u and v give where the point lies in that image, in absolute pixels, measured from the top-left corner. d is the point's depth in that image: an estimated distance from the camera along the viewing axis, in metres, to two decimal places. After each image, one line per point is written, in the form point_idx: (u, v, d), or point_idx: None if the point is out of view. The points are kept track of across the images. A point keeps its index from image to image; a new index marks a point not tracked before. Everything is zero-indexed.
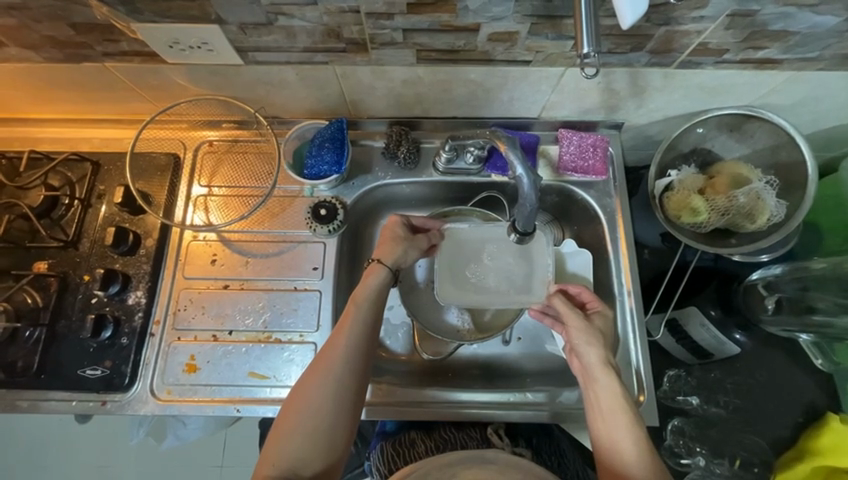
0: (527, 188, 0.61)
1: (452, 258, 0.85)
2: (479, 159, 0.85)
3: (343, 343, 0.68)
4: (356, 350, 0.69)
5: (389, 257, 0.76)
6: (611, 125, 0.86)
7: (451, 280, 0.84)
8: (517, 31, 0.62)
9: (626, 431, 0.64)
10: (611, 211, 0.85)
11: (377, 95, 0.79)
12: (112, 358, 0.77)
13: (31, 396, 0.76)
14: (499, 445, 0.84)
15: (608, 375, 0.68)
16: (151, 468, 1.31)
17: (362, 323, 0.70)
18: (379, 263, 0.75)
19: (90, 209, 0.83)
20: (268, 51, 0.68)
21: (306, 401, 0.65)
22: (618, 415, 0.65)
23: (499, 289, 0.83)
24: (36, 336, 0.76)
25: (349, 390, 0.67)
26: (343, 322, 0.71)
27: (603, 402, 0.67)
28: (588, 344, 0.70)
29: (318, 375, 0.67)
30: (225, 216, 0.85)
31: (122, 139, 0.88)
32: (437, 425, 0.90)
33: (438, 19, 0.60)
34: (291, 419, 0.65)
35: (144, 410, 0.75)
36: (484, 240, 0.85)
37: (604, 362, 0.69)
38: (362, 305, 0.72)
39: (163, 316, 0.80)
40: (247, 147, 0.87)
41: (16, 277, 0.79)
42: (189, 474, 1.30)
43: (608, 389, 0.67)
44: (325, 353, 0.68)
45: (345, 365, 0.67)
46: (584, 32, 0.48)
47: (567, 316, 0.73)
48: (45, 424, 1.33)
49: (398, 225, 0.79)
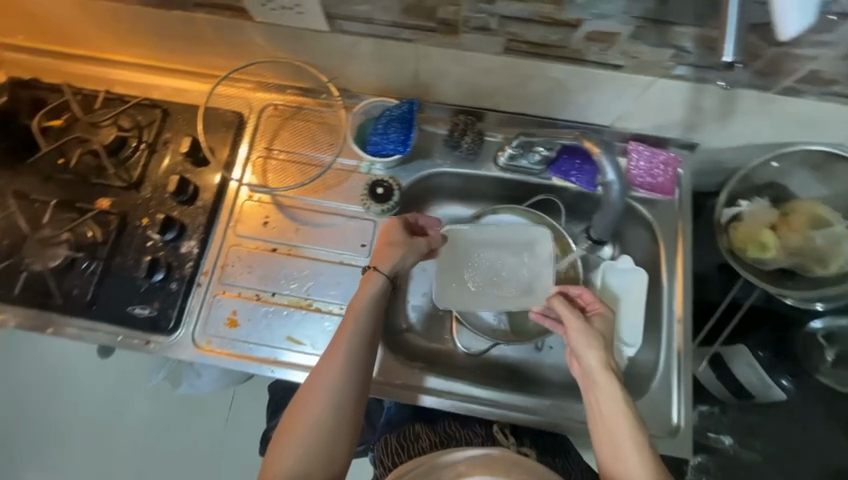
0: (617, 195, 0.72)
1: (453, 257, 0.85)
2: (544, 160, 0.83)
3: (341, 357, 0.68)
4: (355, 360, 0.69)
5: (390, 263, 0.74)
6: (683, 144, 0.82)
7: (452, 280, 0.85)
8: (620, 33, 0.59)
9: (627, 435, 0.62)
10: (668, 233, 0.82)
11: (451, 80, 0.77)
12: (160, 300, 0.79)
13: (80, 325, 0.79)
14: (504, 443, 0.82)
15: (608, 380, 0.66)
16: (162, 410, 1.36)
17: (359, 329, 0.71)
18: (376, 270, 0.74)
19: (154, 155, 0.85)
20: (355, 20, 0.67)
21: (304, 419, 0.66)
22: (619, 420, 0.64)
23: (501, 291, 0.84)
24: (92, 269, 0.79)
25: (346, 403, 0.68)
26: (340, 332, 0.70)
27: (605, 408, 0.65)
28: (588, 348, 0.68)
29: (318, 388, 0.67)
30: (282, 180, 0.86)
31: (191, 90, 0.88)
32: (441, 418, 0.90)
33: (539, 9, 0.58)
34: (288, 436, 0.66)
35: (184, 355, 0.78)
36: (483, 243, 0.86)
37: (604, 366, 0.67)
38: (359, 312, 0.71)
39: (211, 269, 0.82)
40: (310, 116, 0.88)
41: (80, 210, 0.81)
42: (196, 422, 1.36)
43: (608, 394, 0.65)
44: (321, 369, 0.68)
45: (342, 380, 0.68)
46: (730, 39, 0.45)
47: (567, 319, 0.71)
48: (70, 350, 1.39)
49: (397, 228, 0.77)
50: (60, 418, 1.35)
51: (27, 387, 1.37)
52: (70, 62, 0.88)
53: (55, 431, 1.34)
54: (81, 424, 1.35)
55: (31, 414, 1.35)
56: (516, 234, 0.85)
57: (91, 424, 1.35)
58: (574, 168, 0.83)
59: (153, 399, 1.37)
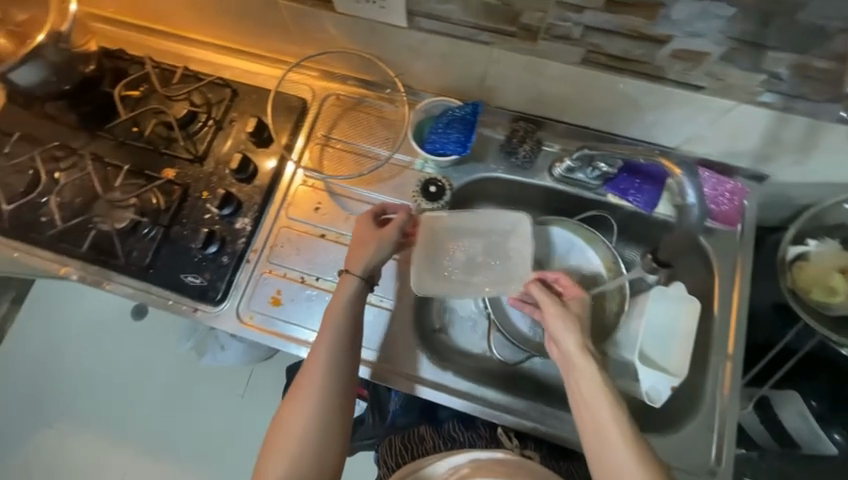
0: (694, 218, 0.73)
1: (430, 248, 0.82)
2: (602, 176, 0.81)
3: (323, 359, 0.70)
4: (336, 362, 0.70)
5: (363, 264, 0.74)
6: (751, 175, 0.79)
7: (430, 272, 0.82)
8: (709, 53, 0.59)
9: (607, 410, 0.62)
10: (726, 264, 0.79)
11: (519, 86, 0.77)
12: (211, 271, 0.82)
13: (136, 286, 0.83)
14: (507, 445, 0.83)
15: (587, 361, 0.65)
16: (185, 377, 1.41)
17: (337, 332, 0.72)
18: (350, 273, 0.74)
19: (220, 132, 0.88)
20: (436, 19, 0.68)
21: (288, 431, 0.68)
22: (599, 398, 0.63)
23: (484, 280, 0.82)
24: (152, 235, 0.83)
25: (330, 410, 0.70)
26: (320, 336, 0.72)
27: (583, 389, 0.64)
28: (565, 331, 0.68)
29: (303, 393, 0.69)
30: (336, 169, 0.87)
31: (260, 73, 0.91)
32: (446, 421, 0.91)
33: (629, 22, 0.58)
34: (278, 440, 0.68)
35: (228, 326, 0.81)
36: (457, 229, 0.83)
37: (582, 348, 0.66)
38: (337, 317, 0.72)
39: (261, 247, 0.84)
40: (370, 109, 0.89)
41: (147, 178, 0.85)
42: (215, 392, 1.40)
43: (587, 376, 0.64)
44: (302, 380, 0.70)
45: (324, 388, 0.70)
46: None
47: (545, 304, 0.70)
48: (110, 307, 1.46)
49: (367, 223, 0.77)
50: (92, 373, 1.41)
51: (66, 339, 1.44)
52: (152, 37, 0.92)
53: (85, 385, 1.40)
54: (110, 381, 1.41)
55: (66, 366, 1.42)
56: (493, 219, 0.83)
57: (119, 382, 1.41)
58: (633, 187, 0.81)
59: (179, 364, 1.42)
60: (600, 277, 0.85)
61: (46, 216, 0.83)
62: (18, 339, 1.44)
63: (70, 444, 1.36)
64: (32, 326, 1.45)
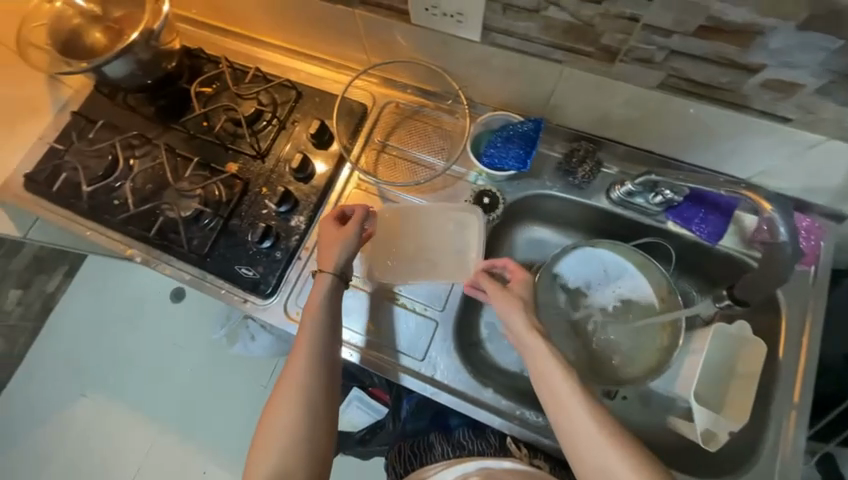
0: (785, 235, 0.60)
1: (387, 237, 0.84)
2: (665, 203, 0.78)
3: (302, 352, 0.70)
4: (315, 353, 0.70)
5: (329, 262, 0.74)
6: (829, 213, 0.74)
7: (384, 259, 0.84)
8: (805, 84, 0.56)
9: (563, 382, 0.62)
10: (794, 306, 0.74)
11: (584, 106, 0.76)
12: (264, 265, 0.85)
13: (193, 273, 0.86)
14: (516, 453, 0.79)
15: (537, 338, 0.66)
16: (216, 362, 1.46)
17: (313, 323, 0.71)
18: (322, 272, 0.74)
19: (283, 132, 0.91)
20: (510, 35, 0.68)
21: (271, 436, 0.66)
22: (552, 370, 0.63)
23: (440, 264, 0.83)
24: (212, 225, 0.86)
25: (312, 408, 0.67)
26: (300, 330, 0.72)
27: (536, 366, 0.64)
28: (511, 312, 0.68)
29: (285, 386, 0.68)
30: (390, 175, 0.89)
31: (325, 78, 0.95)
32: (457, 427, 0.88)
33: (719, 49, 0.56)
34: (265, 438, 0.66)
35: (275, 321, 0.83)
36: (410, 220, 0.85)
37: (531, 326, 0.67)
38: (313, 310, 0.72)
39: (312, 246, 0.86)
40: (428, 118, 0.90)
41: (212, 171, 0.89)
42: (243, 380, 1.44)
43: (538, 354, 0.65)
44: (283, 379, 0.69)
45: (302, 386, 0.68)
46: None
47: (492, 291, 0.71)
48: (154, 288, 1.53)
49: (330, 222, 0.77)
50: (133, 350, 1.48)
51: (113, 316, 1.52)
52: (228, 39, 0.98)
53: (126, 361, 1.47)
54: (149, 360, 1.47)
55: (111, 341, 1.49)
56: (446, 213, 0.84)
57: (156, 362, 1.46)
58: (698, 216, 0.78)
59: (212, 349, 1.47)
60: (651, 306, 0.82)
61: (120, 199, 0.89)
62: (69, 310, 1.53)
63: (106, 416, 1.42)
64: (82, 299, 1.54)
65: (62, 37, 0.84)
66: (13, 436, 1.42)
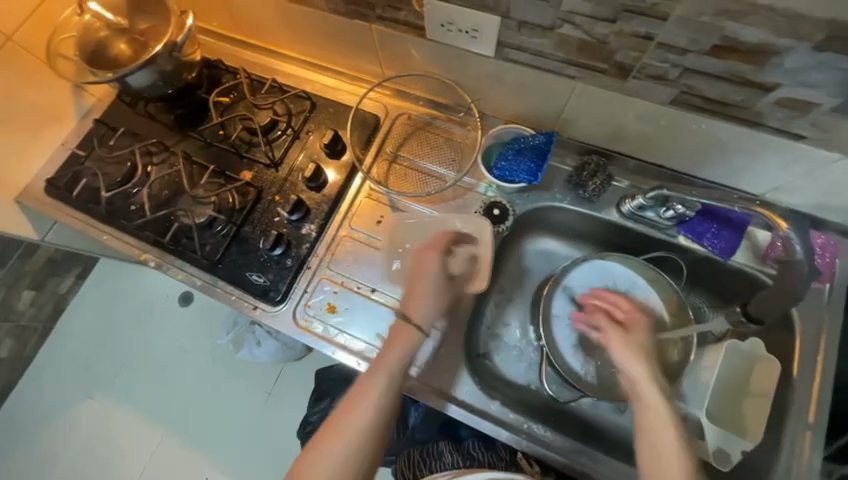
0: (800, 255, 0.57)
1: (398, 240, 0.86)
2: (677, 218, 0.78)
3: (381, 381, 0.70)
4: (392, 385, 0.70)
5: (423, 315, 0.75)
6: (844, 231, 0.74)
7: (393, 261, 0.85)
8: (822, 104, 0.56)
9: (668, 442, 0.61)
10: (809, 325, 0.73)
11: (596, 120, 0.76)
12: (274, 272, 0.86)
13: (203, 278, 0.87)
14: (528, 470, 0.81)
15: (656, 393, 0.64)
16: (222, 367, 1.46)
17: (396, 361, 0.71)
18: (413, 327, 0.74)
19: (297, 141, 0.93)
20: (524, 51, 0.69)
21: (329, 453, 0.66)
22: (663, 427, 0.62)
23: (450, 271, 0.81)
24: (225, 232, 0.88)
25: (374, 437, 0.68)
26: (381, 357, 0.71)
27: (647, 420, 0.63)
28: (633, 358, 0.68)
29: (354, 407, 0.68)
30: (401, 185, 0.90)
31: (339, 90, 0.96)
32: (467, 439, 0.89)
33: (735, 68, 0.56)
34: (322, 449, 0.67)
35: (284, 328, 0.84)
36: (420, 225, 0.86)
37: (652, 377, 0.66)
38: (402, 345, 0.72)
39: (323, 253, 0.87)
40: (440, 130, 0.91)
41: (227, 178, 0.91)
42: (248, 385, 1.44)
43: (654, 408, 0.63)
44: (354, 399, 0.69)
45: (374, 415, 0.68)
46: None
47: (609, 332, 0.72)
48: (166, 292, 1.55)
49: (433, 264, 0.77)
50: (141, 353, 1.49)
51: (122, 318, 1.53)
52: (246, 49, 1.00)
53: (134, 364, 1.48)
54: (156, 363, 1.48)
55: (119, 344, 1.51)
56: (457, 222, 0.85)
57: (164, 366, 1.47)
58: (710, 231, 0.78)
59: (219, 354, 1.48)
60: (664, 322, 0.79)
61: (137, 205, 0.91)
62: (80, 311, 1.55)
63: (112, 419, 1.43)
64: (93, 301, 1.56)
65: (88, 48, 0.87)
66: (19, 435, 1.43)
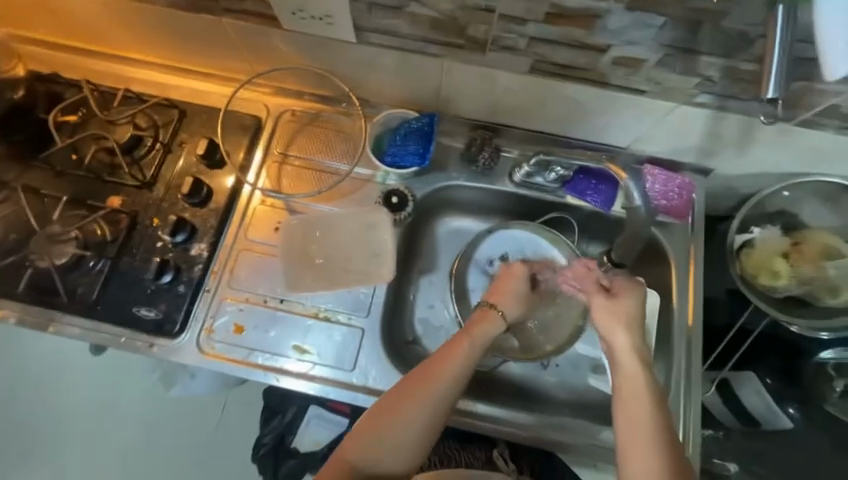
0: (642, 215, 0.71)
1: (303, 246, 0.83)
2: (560, 179, 0.83)
3: (450, 371, 0.68)
4: (460, 378, 0.68)
5: (510, 309, 0.77)
6: (698, 169, 0.83)
7: (301, 268, 0.82)
8: (646, 60, 0.64)
9: (647, 410, 0.63)
10: (681, 257, 0.83)
11: (472, 96, 0.78)
12: (167, 302, 0.78)
13: (79, 324, 0.76)
14: (504, 468, 0.89)
15: (633, 359, 0.67)
16: (141, 425, 1.22)
17: (470, 358, 0.70)
18: (496, 314, 0.75)
19: (169, 155, 0.84)
20: (384, 33, 0.69)
21: (388, 426, 0.65)
22: (642, 396, 0.64)
23: (355, 269, 0.83)
24: (99, 268, 0.78)
25: (430, 423, 0.66)
26: (453, 347, 0.70)
27: (626, 387, 0.65)
28: (618, 329, 0.69)
29: (418, 389, 0.66)
30: (295, 185, 0.85)
31: (209, 92, 0.87)
32: (443, 436, 0.96)
33: (570, 32, 0.62)
34: (380, 421, 0.65)
35: (189, 360, 0.77)
36: (321, 226, 0.84)
37: (634, 348, 0.68)
38: (477, 341, 0.71)
39: (220, 270, 0.80)
40: (327, 123, 0.87)
41: (91, 208, 0.80)
42: (182, 439, 1.22)
43: (629, 372, 0.66)
44: (420, 381, 0.67)
45: (438, 403, 0.66)
46: (771, 79, 0.46)
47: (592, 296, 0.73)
48: (53, 349, 1.26)
49: (522, 275, 0.79)
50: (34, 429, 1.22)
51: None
52: (87, 58, 0.87)
53: (35, 436, 1.22)
54: (65, 429, 1.22)
55: (17, 413, 1.23)
56: (359, 217, 0.84)
57: (70, 436, 1.21)
58: (591, 187, 0.84)
59: (136, 411, 1.23)
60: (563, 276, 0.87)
61: None
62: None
63: None
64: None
65: None
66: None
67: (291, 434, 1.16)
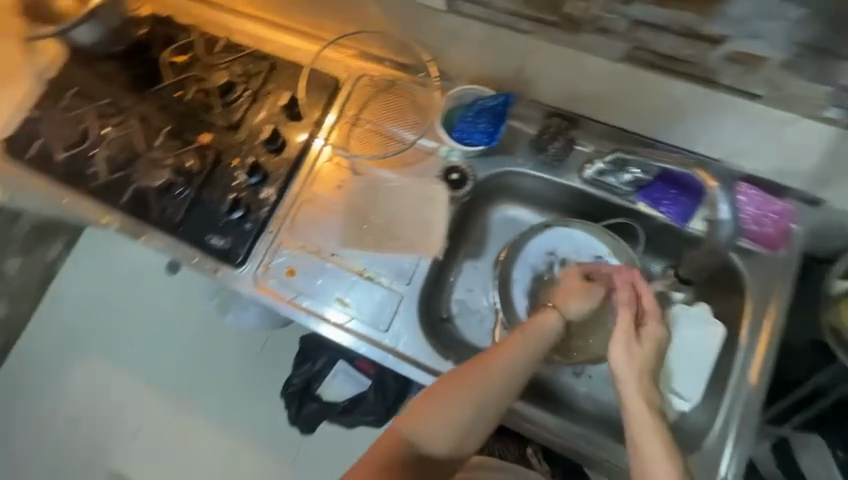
0: (725, 233, 0.65)
1: (359, 206, 0.86)
2: (634, 183, 0.78)
3: (506, 365, 0.68)
4: (515, 374, 0.68)
5: (575, 312, 0.73)
6: (806, 197, 0.72)
7: (353, 227, 0.85)
8: (769, 58, 0.56)
9: (658, 456, 0.61)
10: (762, 292, 0.73)
11: (555, 80, 0.74)
12: (234, 235, 0.86)
13: (161, 239, 0.87)
14: (537, 467, 0.93)
15: (641, 403, 0.65)
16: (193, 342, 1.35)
17: (527, 356, 0.69)
18: (555, 314, 0.72)
19: (255, 103, 0.90)
20: (476, 3, 0.68)
21: (442, 408, 0.67)
22: (654, 443, 0.62)
23: (403, 238, 0.84)
24: (185, 195, 0.88)
25: (483, 412, 0.67)
26: (511, 342, 0.69)
27: (634, 430, 0.64)
28: (627, 372, 0.66)
29: (474, 378, 0.67)
30: (362, 148, 0.88)
31: (298, 49, 0.92)
32: None
33: (681, 17, 0.56)
34: (435, 402, 0.67)
35: (244, 289, 0.85)
36: (379, 191, 0.86)
37: (645, 401, 0.65)
38: (534, 339, 0.70)
39: (284, 215, 0.86)
40: (402, 92, 0.88)
41: (185, 141, 0.90)
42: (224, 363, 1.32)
43: (638, 415, 0.64)
44: (476, 370, 0.68)
45: (491, 394, 0.67)
46: None
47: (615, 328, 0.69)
48: (133, 259, 1.41)
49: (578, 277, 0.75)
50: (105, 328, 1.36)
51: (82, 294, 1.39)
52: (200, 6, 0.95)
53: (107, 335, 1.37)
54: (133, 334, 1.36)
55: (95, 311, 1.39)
56: (417, 188, 0.85)
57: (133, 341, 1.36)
58: (667, 197, 0.77)
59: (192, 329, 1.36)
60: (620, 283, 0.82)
61: (93, 169, 0.90)
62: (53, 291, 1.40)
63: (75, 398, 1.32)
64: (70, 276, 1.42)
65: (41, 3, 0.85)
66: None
67: (317, 382, 1.26)
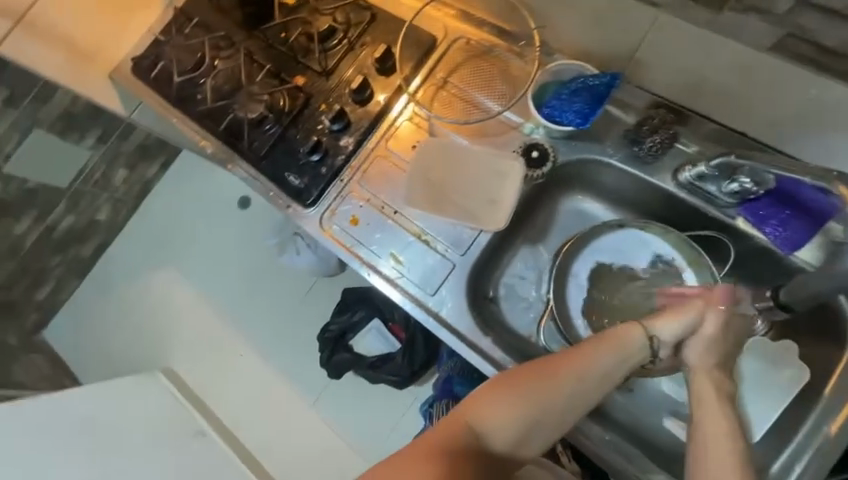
0: None
1: (433, 168, 0.86)
2: (739, 194, 0.69)
3: (579, 370, 0.65)
4: (588, 382, 0.65)
5: (666, 333, 0.68)
6: None
7: (423, 189, 0.86)
8: None
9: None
10: None
11: (673, 61, 0.74)
12: (310, 176, 0.91)
13: (246, 169, 0.95)
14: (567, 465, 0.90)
15: (724, 427, 0.62)
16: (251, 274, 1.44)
17: (602, 366, 0.65)
18: (640, 331, 0.67)
19: (350, 52, 0.92)
20: None
21: (509, 403, 0.63)
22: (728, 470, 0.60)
23: (468, 208, 0.84)
24: (273, 132, 0.94)
25: (549, 415, 0.64)
26: (588, 349, 0.66)
27: (707, 452, 0.61)
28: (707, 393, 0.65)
29: (546, 377, 0.64)
30: (444, 112, 0.86)
31: (401, 3, 0.92)
32: None
33: None
34: (503, 395, 0.64)
35: (310, 228, 0.90)
36: (452, 157, 0.85)
37: (727, 430, 0.62)
38: (612, 351, 0.66)
39: (357, 167, 0.89)
40: (496, 59, 0.85)
41: (282, 81, 0.95)
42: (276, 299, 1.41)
43: (716, 439, 0.62)
44: (548, 370, 0.65)
45: (560, 398, 0.64)
46: None
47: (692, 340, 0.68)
48: (209, 185, 1.50)
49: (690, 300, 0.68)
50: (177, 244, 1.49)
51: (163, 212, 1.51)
52: None
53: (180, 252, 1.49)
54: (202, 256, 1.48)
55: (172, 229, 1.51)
56: (490, 162, 0.83)
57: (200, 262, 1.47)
58: (777, 218, 0.68)
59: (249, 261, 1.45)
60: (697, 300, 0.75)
61: (201, 95, 0.99)
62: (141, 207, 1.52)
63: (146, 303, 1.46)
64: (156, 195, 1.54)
65: None
66: (73, 288, 1.49)
67: (352, 333, 1.31)
